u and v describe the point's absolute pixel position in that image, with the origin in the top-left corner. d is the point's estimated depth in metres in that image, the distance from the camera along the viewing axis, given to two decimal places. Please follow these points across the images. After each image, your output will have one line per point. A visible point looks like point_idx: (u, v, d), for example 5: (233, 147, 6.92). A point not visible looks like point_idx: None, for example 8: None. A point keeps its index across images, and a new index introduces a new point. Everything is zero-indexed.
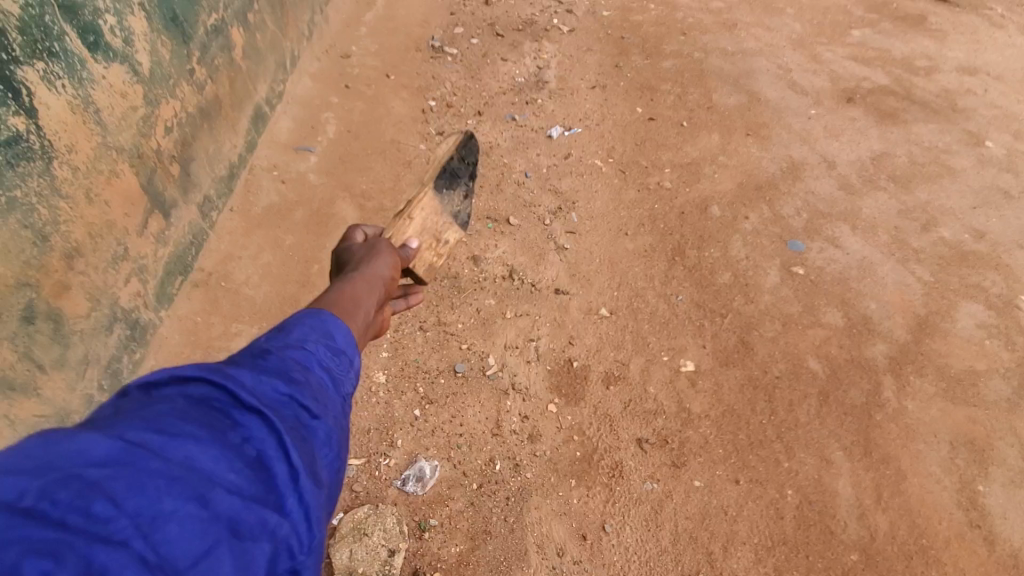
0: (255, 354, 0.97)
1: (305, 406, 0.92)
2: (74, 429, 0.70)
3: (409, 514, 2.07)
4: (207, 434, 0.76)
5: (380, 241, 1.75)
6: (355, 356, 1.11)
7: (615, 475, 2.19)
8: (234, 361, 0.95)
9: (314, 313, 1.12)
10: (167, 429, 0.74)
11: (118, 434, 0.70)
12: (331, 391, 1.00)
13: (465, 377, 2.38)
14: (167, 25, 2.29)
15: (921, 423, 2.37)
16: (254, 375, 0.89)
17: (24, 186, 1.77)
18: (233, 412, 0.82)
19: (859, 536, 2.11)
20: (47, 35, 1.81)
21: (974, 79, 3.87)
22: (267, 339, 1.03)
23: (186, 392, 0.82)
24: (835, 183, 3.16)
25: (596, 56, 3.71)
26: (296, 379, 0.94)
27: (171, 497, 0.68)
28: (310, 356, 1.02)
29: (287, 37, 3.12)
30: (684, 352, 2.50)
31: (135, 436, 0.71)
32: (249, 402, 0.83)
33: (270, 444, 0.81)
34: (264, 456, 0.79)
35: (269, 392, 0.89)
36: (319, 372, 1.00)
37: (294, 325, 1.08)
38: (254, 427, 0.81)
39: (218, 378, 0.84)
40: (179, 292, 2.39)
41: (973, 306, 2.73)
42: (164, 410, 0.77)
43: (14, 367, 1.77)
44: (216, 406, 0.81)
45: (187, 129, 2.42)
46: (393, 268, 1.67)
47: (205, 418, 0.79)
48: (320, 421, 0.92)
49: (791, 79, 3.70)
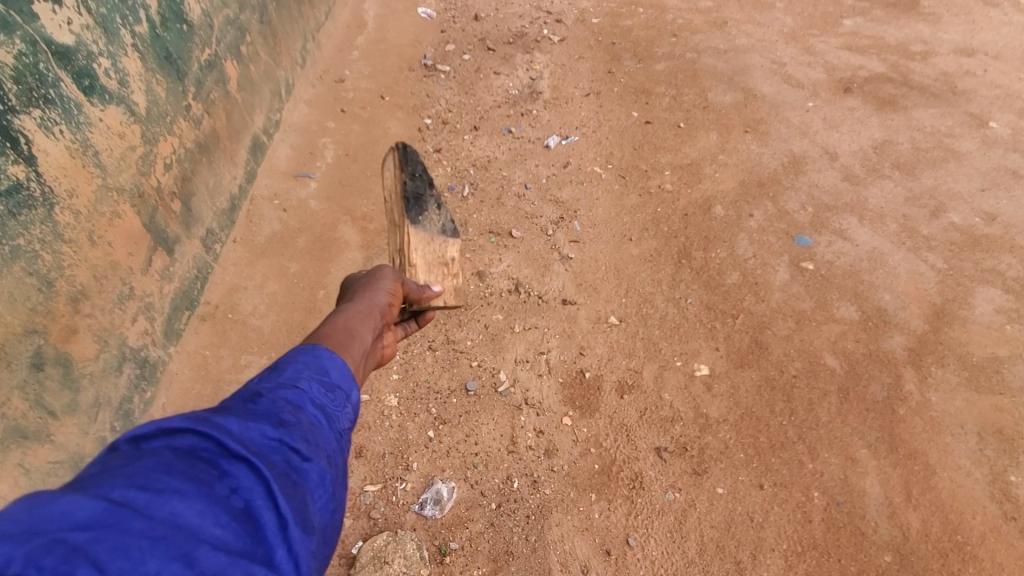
0: (245, 399, 0.97)
1: (296, 449, 0.90)
2: (60, 491, 0.68)
3: (428, 538, 2.04)
4: (192, 487, 0.75)
5: (385, 269, 1.76)
6: (351, 391, 1.12)
7: (636, 486, 2.15)
8: (225, 407, 0.94)
9: (308, 350, 1.14)
10: (152, 486, 0.72)
11: (102, 494, 0.68)
12: (324, 429, 0.99)
13: (477, 395, 2.35)
14: (162, 64, 2.31)
15: (946, 415, 2.31)
16: (243, 421, 0.89)
17: (27, 234, 1.78)
18: (221, 461, 0.80)
19: (891, 536, 2.05)
20: (41, 83, 1.82)
21: (972, 60, 3.83)
22: (259, 382, 1.03)
23: (174, 444, 0.80)
24: (839, 175, 3.13)
25: (588, 64, 3.71)
26: (287, 422, 0.94)
27: (155, 557, 0.65)
28: (303, 395, 1.02)
29: (281, 65, 3.15)
30: (697, 356, 2.46)
31: (119, 495, 0.69)
32: (237, 450, 0.82)
33: (258, 493, 0.80)
34: (251, 506, 0.78)
35: (258, 438, 0.88)
36: (311, 412, 1.00)
37: (288, 363, 1.10)
38: (241, 476, 0.80)
39: (206, 429, 0.82)
40: (186, 327, 2.39)
41: (990, 291, 2.68)
42: (150, 466, 0.75)
43: (26, 415, 1.77)
44: (204, 457, 0.80)
45: (186, 165, 2.43)
46: (391, 296, 1.66)
47: (191, 470, 0.77)
48: (311, 463, 0.91)
49: (785, 73, 3.68)
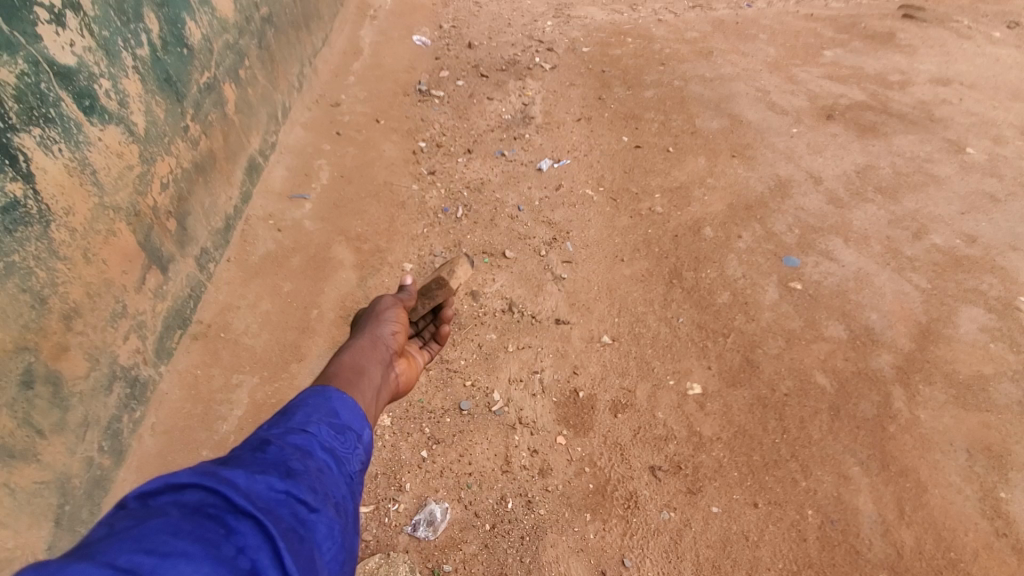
0: (254, 448, 0.98)
1: (303, 500, 0.91)
2: (63, 559, 0.66)
3: (421, 561, 2.01)
4: (200, 549, 0.73)
5: (386, 299, 1.79)
6: (361, 431, 1.15)
7: (631, 506, 2.14)
8: (233, 456, 0.95)
9: (317, 393, 1.17)
10: (159, 548, 0.71)
11: (109, 561, 0.66)
12: (332, 475, 1.01)
13: (471, 414, 2.35)
14: (161, 86, 2.34)
15: (936, 432, 2.34)
16: (250, 474, 0.89)
17: (22, 250, 1.78)
18: (228, 518, 0.79)
19: (886, 554, 2.05)
20: (43, 102, 1.84)
21: (948, 89, 3.98)
22: (268, 429, 1.05)
23: (181, 501, 0.79)
24: (823, 198, 3.21)
25: (579, 90, 3.81)
26: (295, 471, 0.95)
27: None
28: (312, 440, 1.04)
29: (278, 89, 3.21)
30: (690, 374, 2.48)
31: (126, 560, 0.67)
32: (244, 506, 0.81)
33: (264, 552, 0.79)
34: (258, 566, 0.77)
35: (266, 490, 0.88)
36: (320, 457, 1.02)
37: (297, 408, 1.12)
38: (248, 533, 0.79)
39: (214, 483, 0.82)
40: (178, 345, 2.37)
41: (973, 310, 2.74)
42: (158, 526, 0.74)
43: (14, 434, 1.73)
44: (210, 513, 0.79)
45: (183, 185, 2.45)
46: (398, 325, 1.68)
47: (199, 530, 0.76)
48: (318, 514, 0.92)
49: (770, 100, 3.81)
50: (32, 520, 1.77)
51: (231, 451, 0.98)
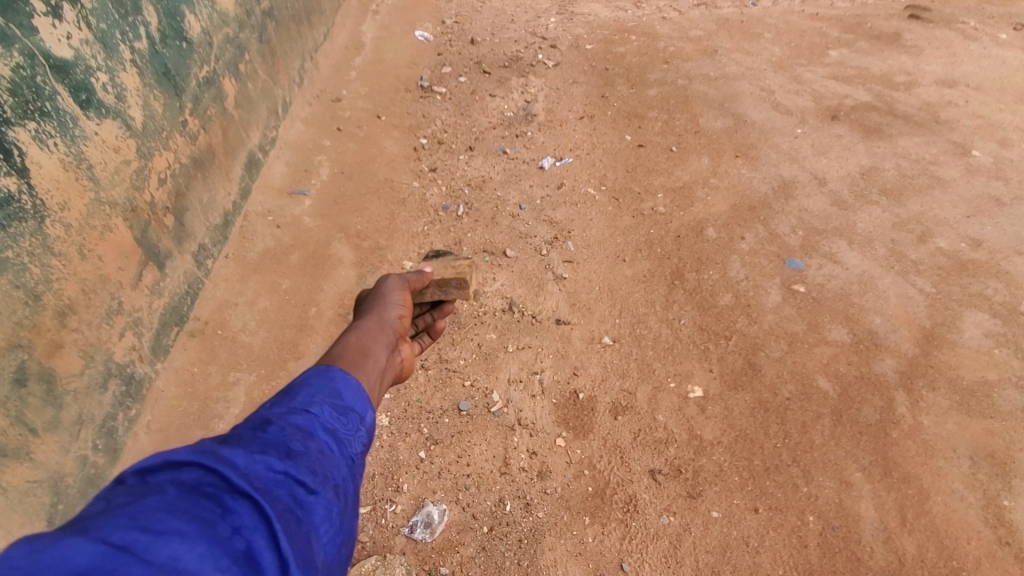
0: (255, 426, 0.96)
1: (302, 482, 0.89)
2: (56, 532, 0.64)
3: (418, 563, 1.99)
4: (195, 529, 0.71)
5: (393, 278, 1.75)
6: (364, 413, 1.12)
7: (630, 509, 2.12)
8: (234, 434, 0.93)
9: (322, 371, 1.14)
10: (154, 527, 0.68)
11: (102, 537, 0.64)
12: (334, 456, 0.99)
13: (470, 415, 2.32)
14: (160, 80, 2.31)
15: (939, 439, 2.31)
16: (250, 454, 0.87)
17: (16, 246, 1.75)
18: (225, 498, 0.77)
19: (887, 561, 2.03)
20: (38, 96, 1.82)
21: (954, 91, 3.94)
22: (271, 407, 1.03)
23: (179, 478, 0.77)
24: (828, 200, 3.18)
25: (582, 88, 3.78)
26: (295, 452, 0.93)
27: None
28: (314, 420, 1.02)
29: (278, 84, 3.18)
30: (691, 377, 2.46)
31: (119, 538, 0.65)
32: (241, 486, 0.79)
33: (259, 533, 0.76)
34: (253, 548, 0.74)
35: (265, 471, 0.86)
36: (322, 438, 1.00)
37: (301, 386, 1.09)
38: (244, 514, 0.77)
39: (212, 462, 0.80)
40: (174, 343, 2.35)
41: (977, 315, 2.71)
42: (153, 503, 0.72)
43: (6, 432, 1.71)
44: (208, 492, 0.77)
45: (181, 180, 2.42)
46: (403, 307, 1.65)
47: (195, 509, 0.73)
48: (317, 496, 0.90)
49: (774, 100, 3.77)
50: (24, 520, 1.76)
51: (231, 428, 0.96)
